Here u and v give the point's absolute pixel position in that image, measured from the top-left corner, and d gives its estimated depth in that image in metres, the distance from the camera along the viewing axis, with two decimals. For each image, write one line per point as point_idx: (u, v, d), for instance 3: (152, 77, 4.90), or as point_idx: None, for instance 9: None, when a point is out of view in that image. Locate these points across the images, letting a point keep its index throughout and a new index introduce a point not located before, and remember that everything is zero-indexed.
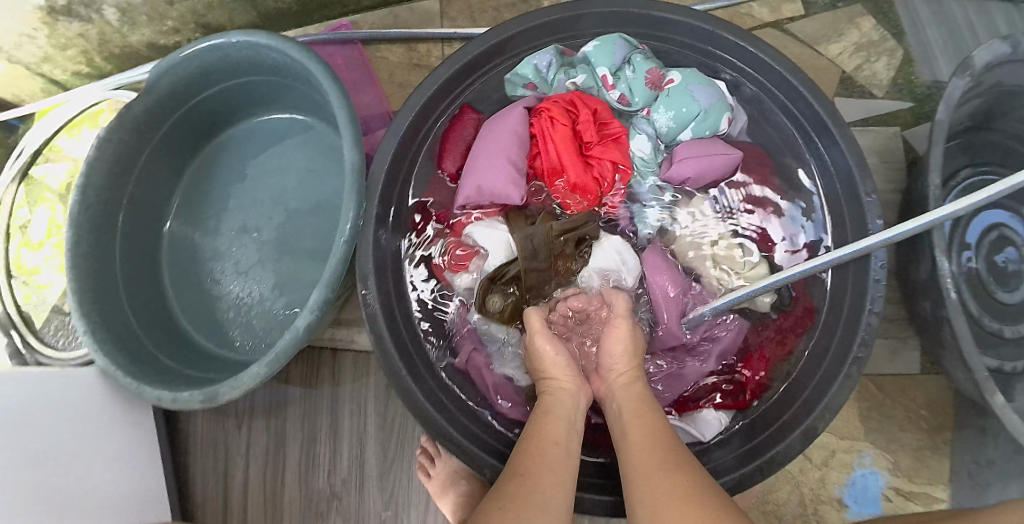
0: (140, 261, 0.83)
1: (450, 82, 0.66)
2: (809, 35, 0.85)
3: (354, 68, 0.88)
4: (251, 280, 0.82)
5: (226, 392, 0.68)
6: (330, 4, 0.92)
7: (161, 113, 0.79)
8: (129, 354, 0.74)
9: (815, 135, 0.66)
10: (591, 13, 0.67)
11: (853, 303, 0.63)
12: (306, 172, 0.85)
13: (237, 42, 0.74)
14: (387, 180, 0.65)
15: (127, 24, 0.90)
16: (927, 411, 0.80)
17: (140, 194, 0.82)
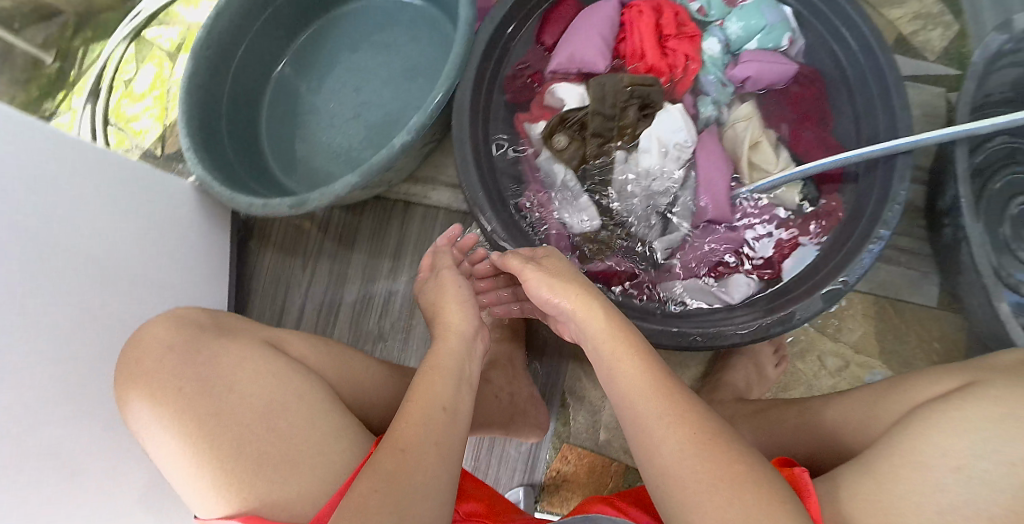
0: (245, 103, 0.93)
1: None
2: None
3: None
4: (340, 133, 0.91)
5: (315, 200, 0.76)
6: None
7: None
8: (226, 174, 0.84)
9: (857, 50, 0.74)
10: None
11: (875, 206, 0.69)
12: (407, 44, 0.91)
13: None
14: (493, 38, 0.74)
15: None
16: (941, 345, 0.85)
17: (255, 46, 0.92)
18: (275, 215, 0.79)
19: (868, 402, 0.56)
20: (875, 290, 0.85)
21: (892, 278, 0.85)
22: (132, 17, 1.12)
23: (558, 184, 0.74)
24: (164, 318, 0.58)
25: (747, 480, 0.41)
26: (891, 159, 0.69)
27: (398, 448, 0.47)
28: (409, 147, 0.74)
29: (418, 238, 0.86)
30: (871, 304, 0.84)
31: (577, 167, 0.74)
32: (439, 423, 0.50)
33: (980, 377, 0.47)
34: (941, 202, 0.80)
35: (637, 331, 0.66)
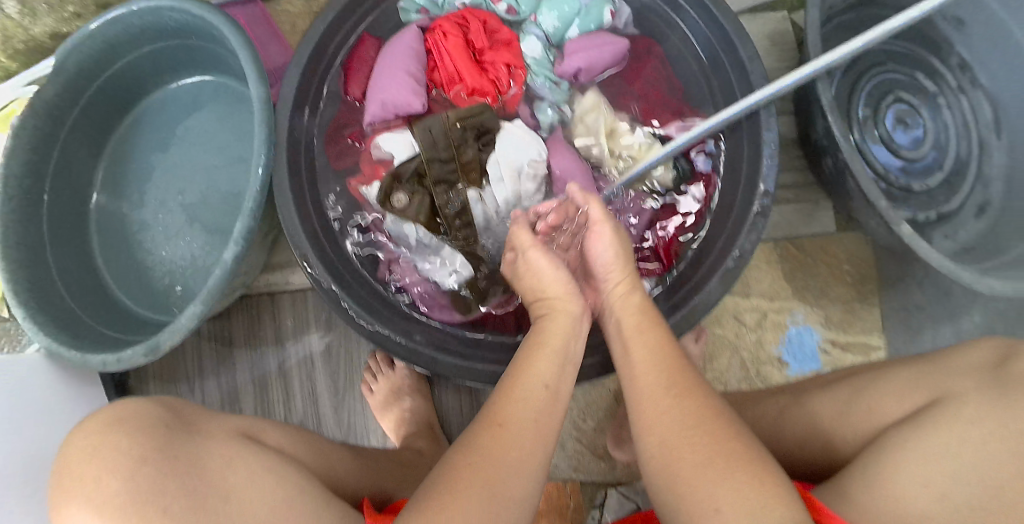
0: (70, 243, 0.82)
1: (346, 11, 0.68)
2: None
3: (255, 24, 0.84)
4: (182, 244, 0.83)
5: (167, 339, 0.68)
6: None
7: (73, 93, 0.79)
8: (68, 329, 0.74)
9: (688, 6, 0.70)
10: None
11: (750, 158, 0.67)
12: (220, 131, 0.86)
13: (137, 11, 0.75)
14: (296, 108, 0.66)
15: (27, 16, 0.90)
16: (849, 266, 0.84)
17: (61, 178, 0.82)
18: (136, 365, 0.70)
19: (842, 402, 0.58)
20: (772, 233, 0.82)
21: (785, 217, 0.82)
22: None
23: (414, 243, 0.68)
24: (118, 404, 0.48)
25: (744, 465, 0.41)
26: (753, 114, 0.66)
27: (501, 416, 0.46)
28: (244, 253, 0.67)
29: (296, 327, 0.81)
30: (773, 248, 0.82)
31: (428, 221, 0.67)
32: (539, 405, 0.47)
33: (952, 391, 0.48)
34: (811, 132, 0.77)
35: None
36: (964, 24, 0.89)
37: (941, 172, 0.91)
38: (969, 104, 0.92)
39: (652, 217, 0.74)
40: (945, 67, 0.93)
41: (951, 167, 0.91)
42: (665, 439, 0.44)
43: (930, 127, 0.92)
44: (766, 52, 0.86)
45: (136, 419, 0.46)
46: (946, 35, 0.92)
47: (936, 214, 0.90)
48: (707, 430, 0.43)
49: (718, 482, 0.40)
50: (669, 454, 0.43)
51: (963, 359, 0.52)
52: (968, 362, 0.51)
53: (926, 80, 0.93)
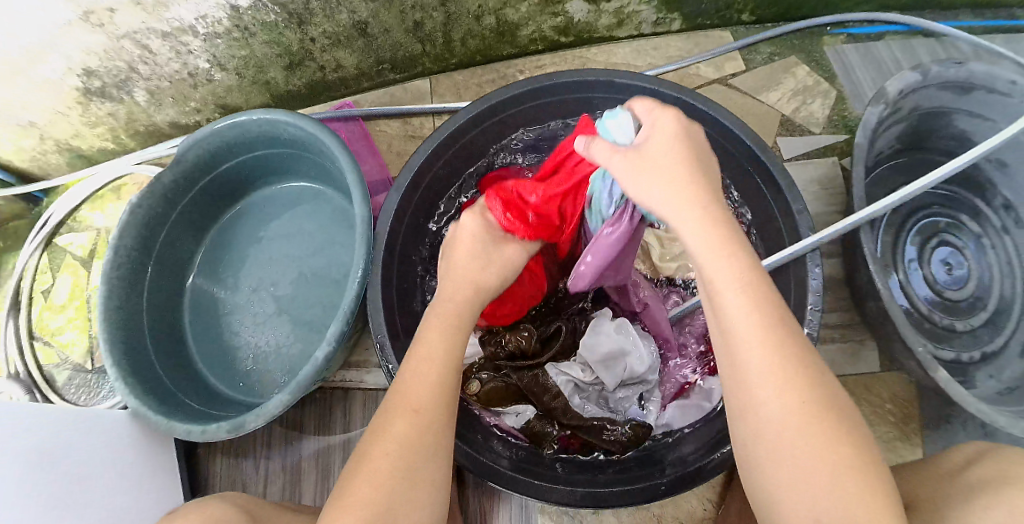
0: (164, 317, 0.91)
1: (443, 145, 0.82)
2: (750, 87, 0.99)
3: (356, 139, 1.00)
4: (269, 332, 0.92)
5: (251, 420, 0.72)
6: (335, 85, 1.06)
7: (186, 182, 0.91)
8: (158, 396, 0.81)
9: (750, 166, 0.81)
10: (542, 88, 0.84)
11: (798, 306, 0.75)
12: (314, 230, 0.97)
13: (256, 119, 0.87)
14: (391, 230, 0.79)
15: (154, 104, 1.03)
16: (892, 406, 0.86)
17: (166, 258, 0.92)
18: (217, 439, 0.75)
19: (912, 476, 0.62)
20: None
21: (830, 355, 0.88)
22: (38, 228, 1.10)
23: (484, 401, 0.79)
24: (201, 506, 0.69)
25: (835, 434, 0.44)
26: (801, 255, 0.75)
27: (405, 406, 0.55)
28: (334, 353, 0.73)
29: (362, 422, 0.88)
30: None
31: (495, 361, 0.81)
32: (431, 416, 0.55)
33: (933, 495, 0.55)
34: (857, 276, 0.83)
35: (641, 493, 0.68)
36: (1007, 167, 0.89)
37: (984, 311, 0.91)
38: (1016, 244, 0.91)
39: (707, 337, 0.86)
40: (989, 208, 0.93)
41: (998, 307, 0.90)
42: (788, 401, 0.45)
43: (974, 266, 0.93)
44: (817, 196, 0.92)
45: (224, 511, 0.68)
46: (990, 175, 0.92)
47: (979, 353, 0.89)
48: (814, 407, 0.45)
49: (809, 466, 0.44)
50: (788, 416, 0.45)
51: (939, 470, 0.59)
52: (937, 472, 0.59)
53: (971, 222, 0.94)
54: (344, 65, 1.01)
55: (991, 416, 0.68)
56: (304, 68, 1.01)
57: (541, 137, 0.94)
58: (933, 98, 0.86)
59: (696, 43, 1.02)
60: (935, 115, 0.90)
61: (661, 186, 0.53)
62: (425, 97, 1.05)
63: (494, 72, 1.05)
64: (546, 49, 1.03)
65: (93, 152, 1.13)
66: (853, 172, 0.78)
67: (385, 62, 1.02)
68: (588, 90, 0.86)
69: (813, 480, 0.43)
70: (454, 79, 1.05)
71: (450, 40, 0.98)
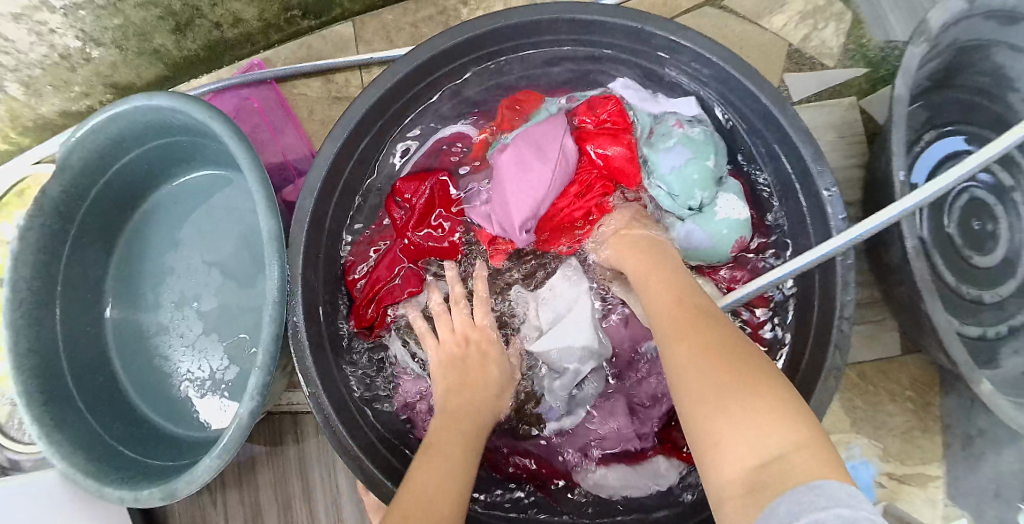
0: (85, 352, 0.80)
1: (370, 114, 0.64)
2: (750, 10, 0.79)
3: (272, 109, 0.83)
4: (200, 355, 0.81)
5: (185, 485, 0.63)
6: (237, 43, 0.85)
7: (77, 191, 0.75)
8: (87, 447, 0.71)
9: (761, 123, 0.65)
10: (489, 31, 0.64)
11: (822, 309, 0.62)
12: (235, 231, 0.83)
13: (140, 107, 0.70)
14: (309, 238, 0.63)
15: (34, 96, 0.85)
16: (913, 392, 0.76)
17: (71, 286, 0.79)
18: (153, 504, 0.66)
19: None
20: None
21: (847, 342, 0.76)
22: None
23: None
24: None
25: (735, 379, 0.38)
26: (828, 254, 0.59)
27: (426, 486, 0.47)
28: (262, 404, 0.61)
29: (321, 448, 0.79)
30: None
31: None
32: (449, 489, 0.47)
33: None
34: (883, 254, 0.69)
35: None
36: None
37: (1016, 279, 0.76)
38: None
39: None
40: None
41: None
42: (699, 364, 0.41)
43: (1006, 233, 0.78)
44: (832, 148, 0.76)
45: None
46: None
47: (1006, 328, 0.76)
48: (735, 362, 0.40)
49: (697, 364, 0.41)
50: (697, 372, 0.40)
51: None
52: None
53: (1001, 173, 0.78)
54: (245, 18, 0.81)
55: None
56: (196, 29, 0.81)
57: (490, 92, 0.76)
58: (974, 30, 0.68)
59: None
60: (968, 50, 0.72)
61: (631, 261, 0.61)
62: (350, 47, 0.85)
63: (430, 7, 0.84)
64: None
65: None
66: (894, 133, 0.62)
67: (294, 7, 0.81)
68: (550, 28, 0.66)
69: (759, 420, 0.35)
70: (383, 20, 0.85)
71: None
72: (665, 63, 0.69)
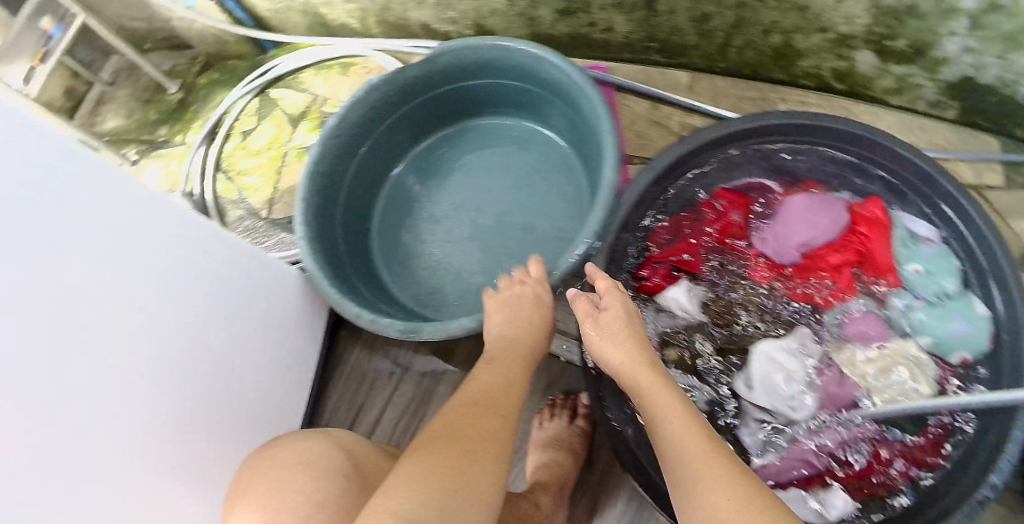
0: (361, 195, 0.95)
1: (704, 146, 0.73)
2: (1008, 206, 0.92)
3: (600, 103, 0.94)
4: (458, 253, 0.93)
5: (427, 331, 0.72)
6: (597, 45, 1.02)
7: (425, 82, 0.91)
8: (335, 271, 0.83)
9: (997, 288, 0.67)
10: (812, 124, 0.72)
11: (993, 444, 0.63)
12: (526, 175, 0.96)
13: (514, 50, 0.83)
14: (630, 212, 0.73)
15: (413, 2, 1.04)
16: None
17: (382, 143, 0.95)
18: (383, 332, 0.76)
19: None
20: None
21: None
22: (258, 74, 1.16)
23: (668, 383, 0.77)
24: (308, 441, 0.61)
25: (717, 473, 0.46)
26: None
27: (484, 398, 0.56)
28: None
29: None
30: None
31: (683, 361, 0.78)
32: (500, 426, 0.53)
33: None
34: None
35: None
36: None
37: None
38: None
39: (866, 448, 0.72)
40: None
41: None
42: (686, 436, 0.50)
43: None
44: None
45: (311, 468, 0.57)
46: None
47: None
48: (717, 445, 0.49)
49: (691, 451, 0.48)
50: (687, 445, 0.49)
51: None
52: None
53: None
54: (616, 30, 0.96)
55: None
56: (575, 18, 0.96)
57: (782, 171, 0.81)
58: None
59: (963, 139, 0.94)
60: None
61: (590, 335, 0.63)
62: (680, 90, 0.98)
63: (756, 91, 0.98)
64: (813, 87, 0.97)
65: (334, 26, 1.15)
66: None
67: (655, 41, 0.96)
68: (854, 142, 0.73)
69: None
70: (714, 83, 0.98)
71: (730, 45, 0.92)
72: (940, 221, 0.72)
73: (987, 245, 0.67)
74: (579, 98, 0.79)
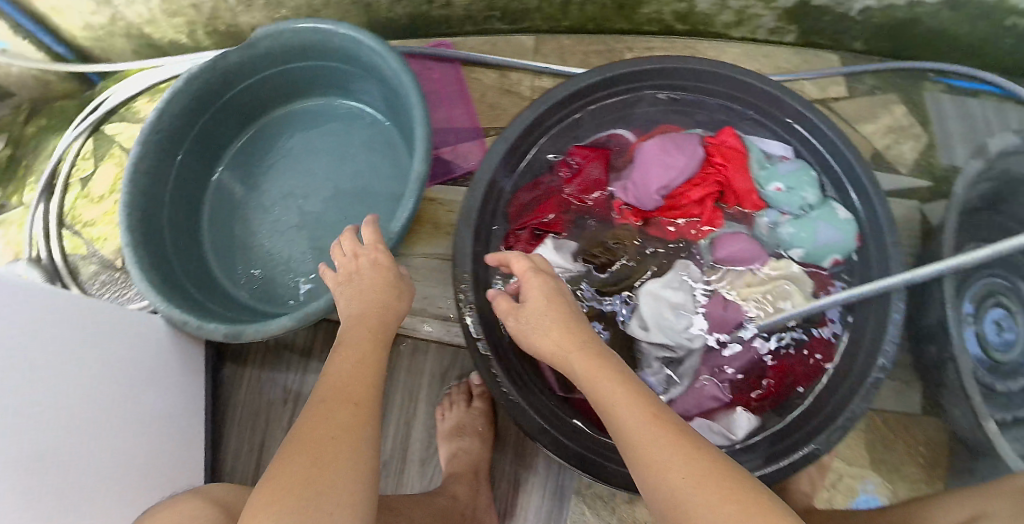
0: (186, 194, 0.93)
1: (553, 108, 0.73)
2: (850, 113, 0.98)
3: (449, 84, 0.94)
4: (284, 241, 0.93)
5: (250, 331, 0.76)
6: (436, 23, 0.97)
7: (245, 69, 0.90)
8: (163, 274, 0.82)
9: (853, 192, 0.73)
10: (658, 69, 0.74)
11: (872, 340, 0.71)
12: (347, 157, 0.97)
13: (335, 33, 0.85)
14: (488, 186, 0.72)
15: (241, 5, 0.98)
16: (926, 451, 0.88)
17: (198, 142, 0.93)
18: (210, 337, 0.77)
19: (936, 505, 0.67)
20: None
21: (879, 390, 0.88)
22: (89, 112, 1.06)
23: None
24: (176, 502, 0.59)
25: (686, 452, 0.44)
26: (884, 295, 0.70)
27: (329, 392, 0.51)
28: None
29: (410, 374, 0.85)
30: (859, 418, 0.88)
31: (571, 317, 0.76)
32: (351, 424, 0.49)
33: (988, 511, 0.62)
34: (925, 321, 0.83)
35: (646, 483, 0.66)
36: None
37: None
38: None
39: (757, 366, 0.77)
40: None
41: None
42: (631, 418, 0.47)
43: None
44: None
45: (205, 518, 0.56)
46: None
47: None
48: (642, 406, 0.47)
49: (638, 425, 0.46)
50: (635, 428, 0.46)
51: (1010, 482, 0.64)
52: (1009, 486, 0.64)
53: None
54: (454, 4, 0.91)
55: None
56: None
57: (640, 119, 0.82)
58: None
59: (805, 59, 0.97)
60: None
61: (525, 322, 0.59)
62: (527, 55, 0.96)
63: (602, 45, 0.97)
64: (657, 31, 0.97)
65: (163, 45, 1.06)
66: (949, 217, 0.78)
67: (495, 10, 0.92)
68: (700, 78, 0.75)
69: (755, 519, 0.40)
70: (560, 42, 0.96)
71: (569, 4, 0.90)
72: (792, 138, 0.77)
73: (838, 154, 0.72)
74: (397, 85, 0.82)
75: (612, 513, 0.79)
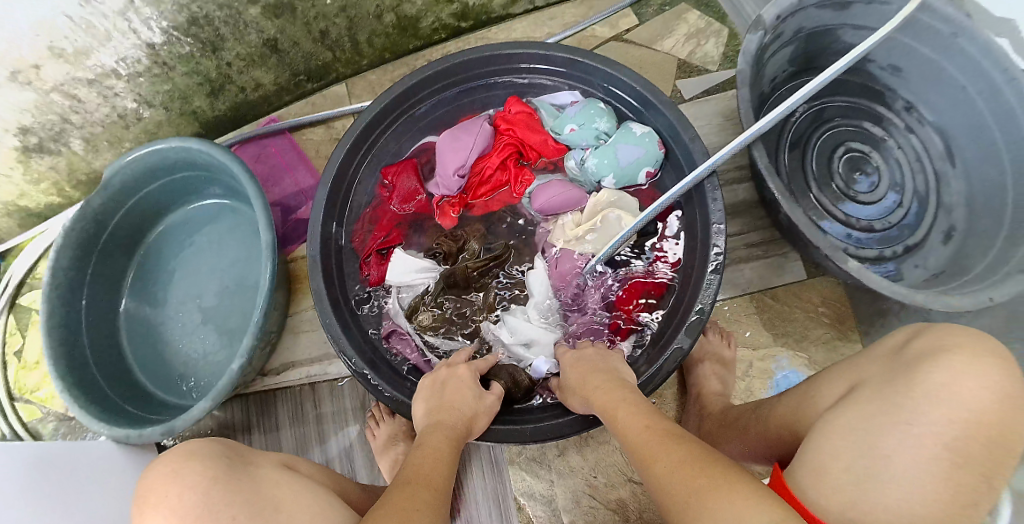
0: (101, 330, 0.98)
1: (358, 139, 0.81)
2: (645, 38, 1.05)
3: (287, 151, 1.05)
4: (199, 338, 1.00)
5: (181, 423, 0.81)
6: (256, 104, 1.09)
7: (113, 205, 0.96)
8: (100, 405, 0.88)
9: (643, 108, 0.82)
10: (440, 72, 0.82)
11: (703, 228, 0.77)
12: (225, 248, 1.04)
13: (172, 146, 0.92)
14: (323, 222, 0.78)
15: (91, 151, 1.06)
16: (825, 309, 0.92)
17: (98, 283, 0.99)
18: (152, 439, 0.83)
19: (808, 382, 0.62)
20: (746, 289, 0.93)
21: (756, 272, 0.93)
22: None
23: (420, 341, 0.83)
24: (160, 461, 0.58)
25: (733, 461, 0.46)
26: (699, 185, 0.76)
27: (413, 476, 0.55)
28: (248, 362, 0.83)
29: (337, 415, 0.93)
30: (748, 301, 0.93)
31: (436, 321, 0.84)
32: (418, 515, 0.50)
33: (864, 379, 0.54)
34: (766, 194, 0.89)
35: (542, 429, 0.72)
36: (901, 71, 0.98)
37: (902, 208, 1.00)
38: (917, 142, 1.01)
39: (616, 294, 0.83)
40: (891, 111, 1.02)
41: (912, 201, 1.00)
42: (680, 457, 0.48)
43: (884, 170, 1.02)
44: (721, 128, 0.99)
45: (201, 461, 0.56)
46: (886, 82, 1.02)
47: (902, 248, 0.99)
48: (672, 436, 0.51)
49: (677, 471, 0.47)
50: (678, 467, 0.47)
51: (881, 347, 0.56)
52: (880, 349, 0.56)
53: (873, 127, 1.03)
54: (263, 83, 1.05)
55: (907, 295, 0.75)
56: (225, 92, 1.04)
57: (452, 115, 0.91)
58: (813, 18, 0.93)
59: (589, 6, 1.07)
60: (819, 32, 0.97)
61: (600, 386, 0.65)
62: (344, 101, 1.10)
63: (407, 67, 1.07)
64: (449, 36, 1.08)
65: (42, 210, 1.14)
66: (741, 95, 0.85)
67: (302, 73, 1.06)
68: (480, 65, 0.83)
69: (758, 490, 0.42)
70: (368, 80, 1.10)
71: (357, 43, 1.03)
72: (578, 82, 0.87)
73: (616, 80, 0.82)
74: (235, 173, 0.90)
75: (549, 469, 0.86)
